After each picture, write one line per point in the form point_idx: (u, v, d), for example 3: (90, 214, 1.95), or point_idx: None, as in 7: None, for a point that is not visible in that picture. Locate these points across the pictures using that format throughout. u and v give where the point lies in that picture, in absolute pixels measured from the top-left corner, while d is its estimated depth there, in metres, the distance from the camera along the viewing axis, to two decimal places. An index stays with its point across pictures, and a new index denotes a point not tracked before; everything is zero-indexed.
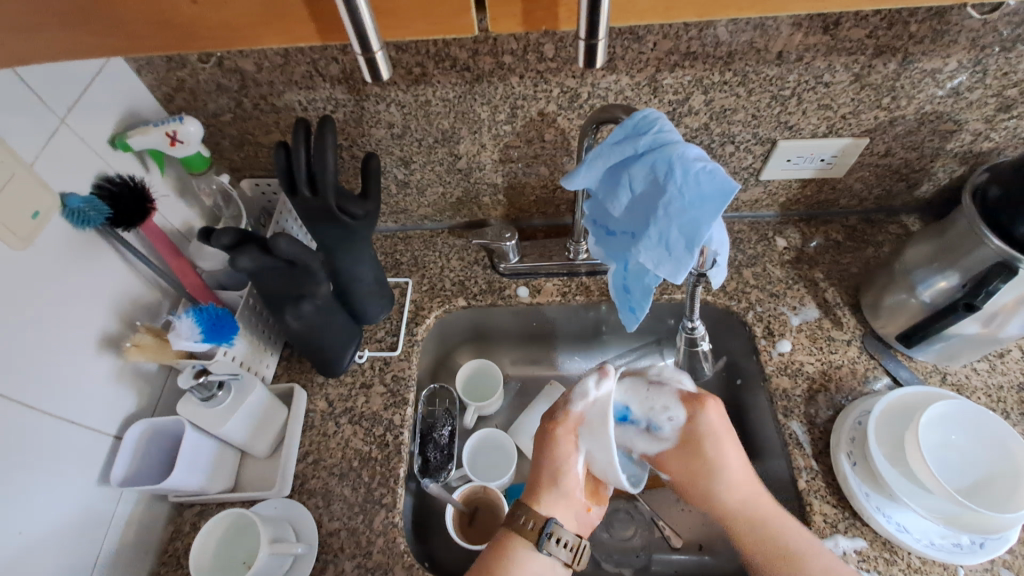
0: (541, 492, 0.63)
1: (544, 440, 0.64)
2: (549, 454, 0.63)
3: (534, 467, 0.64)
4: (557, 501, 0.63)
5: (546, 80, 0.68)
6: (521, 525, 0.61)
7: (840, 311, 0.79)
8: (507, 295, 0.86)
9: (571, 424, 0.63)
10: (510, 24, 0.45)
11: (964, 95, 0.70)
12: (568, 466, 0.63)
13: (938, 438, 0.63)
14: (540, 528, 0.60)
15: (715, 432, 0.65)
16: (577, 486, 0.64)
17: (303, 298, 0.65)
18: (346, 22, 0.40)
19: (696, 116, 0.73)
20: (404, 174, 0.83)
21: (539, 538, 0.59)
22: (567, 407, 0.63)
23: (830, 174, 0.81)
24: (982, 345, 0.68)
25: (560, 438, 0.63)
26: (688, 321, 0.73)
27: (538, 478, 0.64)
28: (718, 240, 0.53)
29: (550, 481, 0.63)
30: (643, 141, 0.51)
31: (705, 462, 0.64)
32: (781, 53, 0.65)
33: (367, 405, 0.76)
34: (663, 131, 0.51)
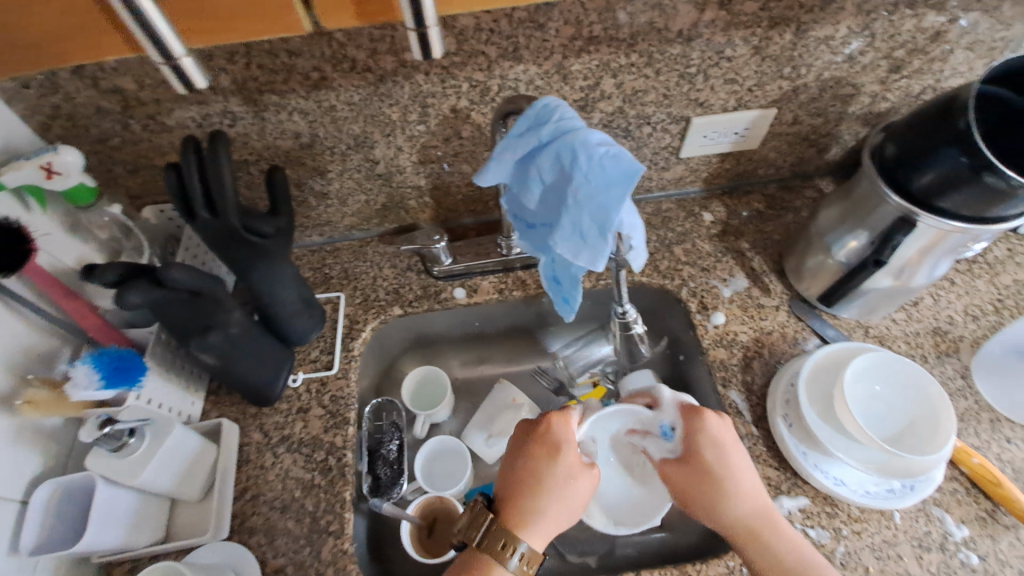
0: (523, 514, 0.60)
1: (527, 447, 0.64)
2: (522, 469, 0.63)
3: (506, 483, 0.63)
4: (534, 526, 0.59)
5: (452, 76, 0.66)
6: (492, 541, 0.58)
7: (766, 279, 0.82)
8: (443, 298, 0.84)
9: (561, 448, 0.63)
10: (342, 19, 0.49)
11: (858, 60, 0.72)
12: (547, 487, 0.61)
13: (863, 390, 0.65)
14: (512, 551, 0.57)
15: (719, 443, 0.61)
16: (561, 516, 0.61)
17: (212, 329, 0.61)
18: (136, 30, 0.40)
19: (609, 101, 0.73)
20: (322, 184, 0.80)
21: (510, 560, 0.57)
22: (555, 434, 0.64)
23: (745, 146, 0.84)
24: (897, 296, 0.71)
25: (540, 445, 0.64)
26: (619, 307, 0.72)
27: (516, 499, 0.61)
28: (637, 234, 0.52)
29: (531, 502, 0.60)
30: (545, 131, 0.49)
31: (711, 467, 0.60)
32: (681, 31, 0.65)
33: (305, 430, 0.73)
34: (564, 118, 0.49)
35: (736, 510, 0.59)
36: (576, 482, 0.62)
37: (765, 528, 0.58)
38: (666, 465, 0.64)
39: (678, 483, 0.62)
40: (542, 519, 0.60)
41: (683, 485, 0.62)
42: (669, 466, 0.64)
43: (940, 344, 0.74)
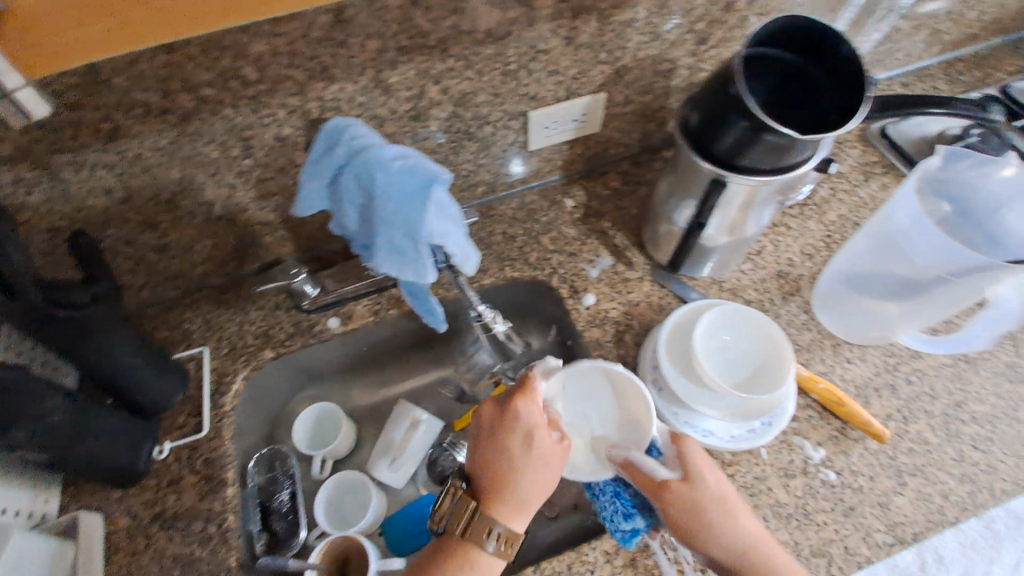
0: (497, 497, 0.58)
1: (499, 433, 0.60)
2: (492, 458, 0.60)
3: (481, 472, 0.60)
4: (509, 512, 0.58)
5: (264, 105, 0.63)
6: (468, 527, 0.57)
7: (629, 253, 0.85)
8: (318, 331, 0.82)
9: (529, 423, 0.61)
10: None
11: (666, 37, 0.76)
12: (518, 466, 0.59)
13: (716, 342, 0.70)
14: (491, 536, 0.57)
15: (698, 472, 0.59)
16: (534, 494, 0.59)
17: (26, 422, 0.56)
18: None
19: (440, 107, 0.72)
20: (157, 238, 0.74)
21: (489, 547, 0.56)
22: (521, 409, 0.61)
23: (588, 130, 0.86)
24: (739, 247, 0.78)
25: (510, 435, 0.60)
26: (473, 309, 0.67)
27: (488, 481, 0.59)
28: (458, 246, 0.51)
29: (505, 481, 0.59)
30: (337, 155, 0.48)
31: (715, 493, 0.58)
32: (488, 32, 0.65)
33: (179, 502, 0.70)
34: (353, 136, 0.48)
35: (739, 534, 0.57)
36: (551, 462, 0.59)
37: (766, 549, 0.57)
38: (670, 487, 0.58)
39: (681, 507, 0.57)
40: (519, 504, 0.58)
41: (688, 510, 0.57)
42: (677, 487, 0.58)
43: (784, 285, 0.81)
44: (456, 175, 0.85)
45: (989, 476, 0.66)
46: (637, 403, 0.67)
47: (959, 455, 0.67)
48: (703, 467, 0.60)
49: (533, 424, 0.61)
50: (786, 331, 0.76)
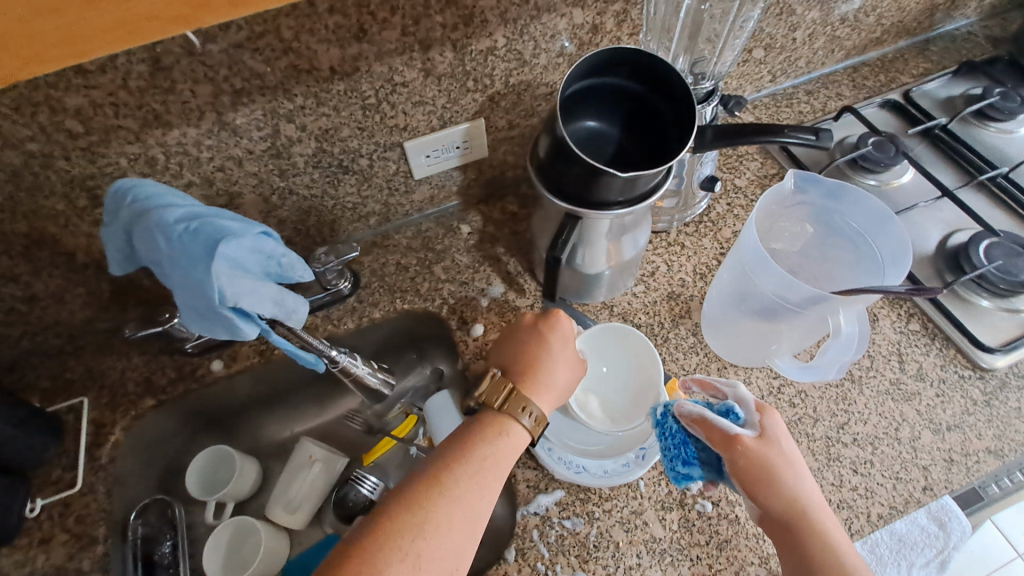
0: (533, 380, 0.62)
1: (539, 331, 0.66)
2: (533, 352, 0.64)
3: (521, 362, 0.63)
4: (544, 396, 0.61)
5: (101, 154, 0.61)
6: (509, 402, 0.59)
7: (521, 279, 0.84)
8: (200, 375, 0.81)
9: (565, 328, 0.66)
10: None
11: (535, 62, 0.75)
12: (554, 359, 0.64)
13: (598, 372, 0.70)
14: (528, 411, 0.59)
15: (778, 433, 0.58)
16: (563, 386, 0.63)
17: None
18: None
19: (303, 144, 0.71)
20: (22, 289, 0.73)
21: (528, 419, 0.59)
22: (562, 317, 0.67)
23: (475, 156, 0.85)
24: (626, 270, 0.76)
25: (548, 337, 0.65)
26: (327, 356, 0.69)
27: (526, 369, 0.62)
28: (273, 301, 0.50)
29: (541, 371, 0.62)
30: (124, 218, 0.47)
31: (789, 450, 0.57)
32: (333, 69, 0.64)
33: (47, 561, 0.68)
34: (141, 198, 0.47)
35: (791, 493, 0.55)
36: (575, 366, 0.65)
37: (817, 511, 0.55)
38: (742, 444, 0.55)
39: (751, 466, 0.55)
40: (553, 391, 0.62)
41: (755, 470, 0.55)
42: (751, 444, 0.55)
43: (674, 308, 0.79)
44: (341, 208, 0.84)
45: (866, 501, 0.64)
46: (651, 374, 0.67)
47: (839, 480, 0.66)
48: (785, 432, 0.59)
49: (568, 330, 0.66)
50: (673, 357, 0.75)
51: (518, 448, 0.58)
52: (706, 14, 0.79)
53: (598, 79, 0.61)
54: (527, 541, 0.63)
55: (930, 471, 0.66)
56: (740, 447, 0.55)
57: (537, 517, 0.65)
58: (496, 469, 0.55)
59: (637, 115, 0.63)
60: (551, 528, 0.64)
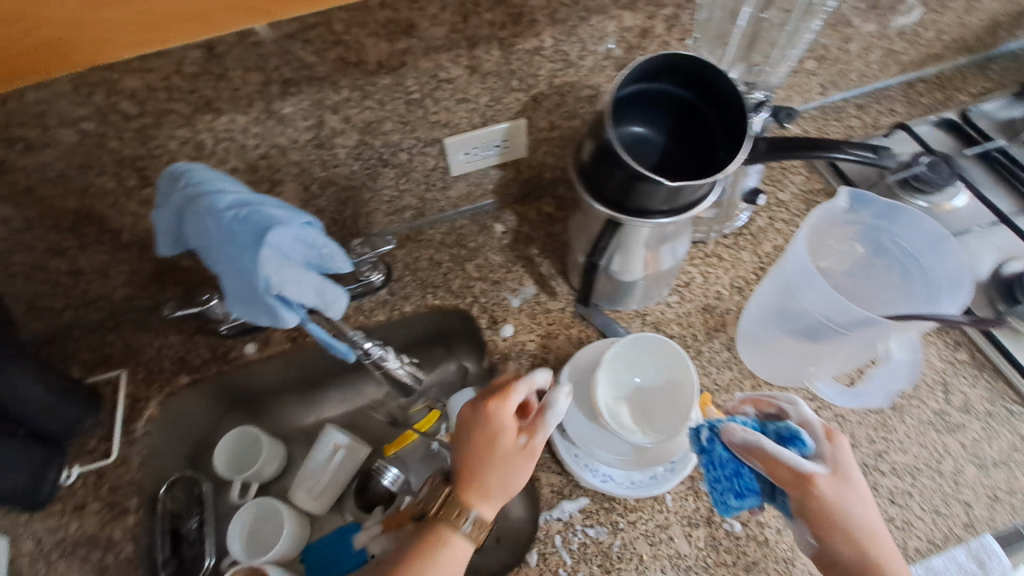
0: (467, 486, 0.59)
1: (475, 425, 0.61)
2: (473, 451, 0.60)
3: (460, 464, 0.61)
4: (484, 499, 0.59)
5: (152, 137, 0.63)
6: (446, 514, 0.59)
7: (554, 282, 0.83)
8: (233, 356, 0.82)
9: (497, 421, 0.61)
10: None
11: (581, 64, 0.74)
12: (491, 459, 0.60)
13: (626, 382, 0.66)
14: (465, 517, 0.58)
15: (848, 467, 0.55)
16: (504, 486, 0.60)
17: None
18: None
19: (346, 136, 0.72)
20: (68, 263, 0.75)
21: (467, 525, 0.58)
22: (497, 405, 0.61)
23: (514, 156, 0.85)
24: (661, 280, 0.75)
25: (482, 431, 0.61)
26: (361, 348, 0.71)
27: (465, 473, 0.60)
28: (314, 291, 0.50)
29: (477, 476, 0.59)
30: (175, 202, 0.47)
31: (862, 487, 0.54)
32: (381, 62, 0.64)
33: (80, 528, 0.70)
34: (191, 182, 0.47)
35: (868, 529, 0.53)
36: (516, 460, 0.60)
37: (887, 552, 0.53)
38: (817, 482, 0.52)
39: (827, 505, 0.52)
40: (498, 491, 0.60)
41: (831, 508, 0.52)
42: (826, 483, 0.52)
43: (709, 320, 0.77)
44: (378, 201, 0.84)
45: (904, 534, 0.62)
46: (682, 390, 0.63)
47: None
48: (857, 466, 0.55)
49: (504, 422, 0.61)
50: (706, 370, 0.73)
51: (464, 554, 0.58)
52: (766, 24, 0.76)
53: (647, 86, 0.60)
54: (549, 547, 0.63)
55: (971, 507, 0.64)
56: (817, 486, 0.52)
57: (560, 522, 0.64)
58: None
59: (683, 126, 0.62)
60: (574, 535, 0.63)
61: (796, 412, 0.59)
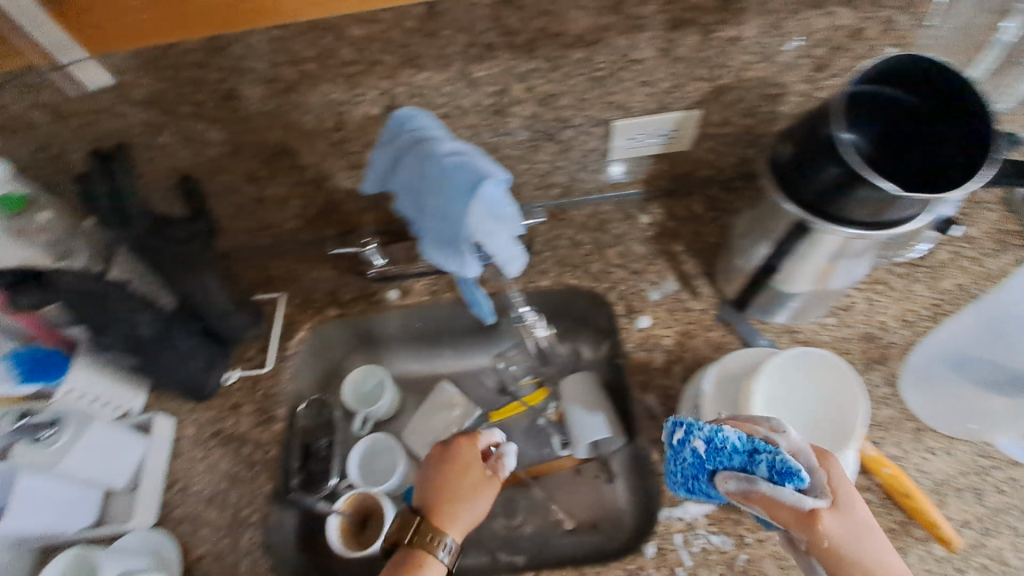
0: (442, 511, 0.68)
1: (444, 463, 0.72)
2: (440, 487, 0.70)
3: (433, 494, 0.69)
4: (456, 524, 0.67)
5: (357, 84, 0.67)
6: (423, 536, 0.66)
7: (697, 281, 0.81)
8: (377, 299, 0.88)
9: (472, 457, 0.72)
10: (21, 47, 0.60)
11: (776, 59, 0.71)
12: (464, 488, 0.69)
13: (787, 395, 0.61)
14: (439, 539, 0.66)
15: (846, 496, 0.50)
16: (474, 514, 0.69)
17: (114, 325, 0.64)
18: None
19: (523, 105, 0.73)
20: (256, 190, 0.82)
21: (441, 553, 0.65)
22: (463, 446, 0.73)
23: (676, 148, 0.82)
24: (824, 298, 0.71)
25: (450, 466, 0.71)
26: (513, 311, 0.73)
27: (440, 502, 0.69)
28: (504, 247, 0.51)
29: (453, 501, 0.69)
30: (399, 142, 0.50)
31: (862, 516, 0.49)
32: (581, 36, 0.64)
33: (235, 425, 0.78)
34: (418, 126, 0.50)
35: (879, 554, 0.48)
36: (485, 492, 0.70)
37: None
38: (821, 519, 0.48)
39: (838, 541, 0.48)
40: (466, 522, 0.68)
41: (843, 545, 0.48)
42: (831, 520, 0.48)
43: (869, 351, 0.72)
44: (532, 174, 0.85)
45: None
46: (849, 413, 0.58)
47: None
48: (853, 491, 0.51)
49: (456, 463, 0.71)
50: None
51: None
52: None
53: (877, 88, 0.56)
54: (669, 543, 0.63)
55: None
56: (821, 524, 0.48)
57: (682, 522, 0.64)
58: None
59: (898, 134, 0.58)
60: (695, 538, 0.63)
61: (786, 440, 0.53)
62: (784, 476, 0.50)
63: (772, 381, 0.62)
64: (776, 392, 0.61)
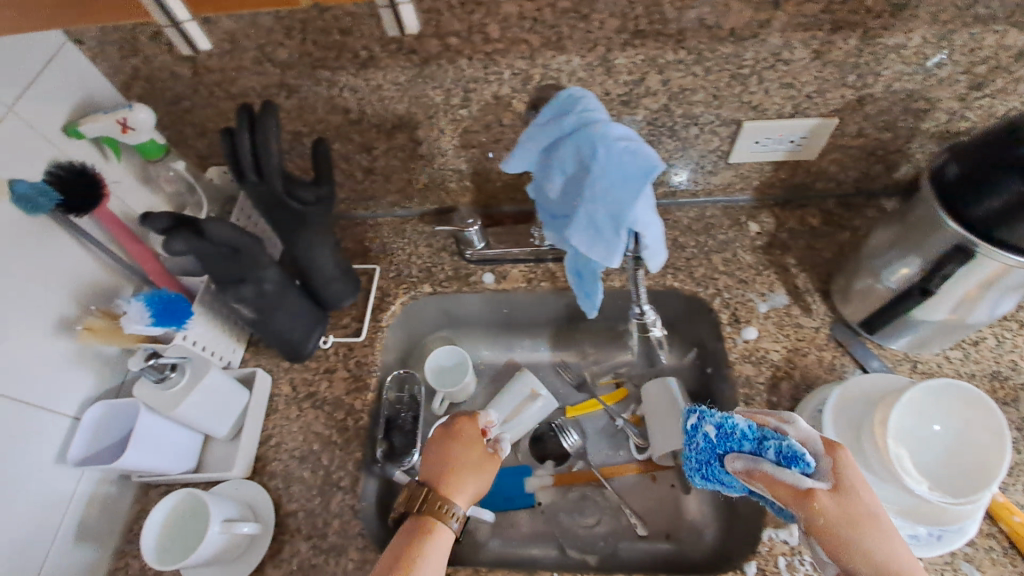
0: (446, 481, 0.64)
1: (448, 439, 0.67)
2: (445, 461, 0.65)
3: (437, 465, 0.65)
4: (462, 495, 0.63)
5: (495, 62, 0.66)
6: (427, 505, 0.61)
7: (809, 298, 0.77)
8: (472, 281, 0.87)
9: (474, 429, 0.68)
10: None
11: (932, 72, 0.66)
12: (470, 459, 0.66)
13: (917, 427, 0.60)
14: (447, 509, 0.61)
15: (852, 484, 0.50)
16: (478, 484, 0.65)
17: (246, 282, 0.67)
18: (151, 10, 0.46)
19: (654, 97, 0.70)
20: (367, 160, 0.82)
21: (453, 523, 0.60)
22: (467, 419, 0.69)
23: (802, 156, 0.78)
24: (953, 330, 0.66)
25: (455, 437, 0.67)
26: (637, 309, 0.69)
27: (442, 471, 0.65)
28: (654, 240, 0.51)
29: (456, 472, 0.64)
30: (567, 122, 0.50)
31: (866, 503, 0.49)
32: (734, 30, 0.62)
33: (329, 389, 0.79)
34: (587, 109, 0.50)
35: (886, 544, 0.47)
36: (487, 464, 0.66)
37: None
38: (819, 499, 0.48)
39: (833, 522, 0.48)
40: (470, 495, 0.64)
41: (840, 527, 0.47)
42: (828, 500, 0.48)
43: (998, 390, 0.68)
44: None
45: None
46: (991, 459, 0.55)
47: None
48: (863, 482, 0.50)
49: (465, 433, 0.68)
50: None
51: (451, 548, 0.60)
52: None
53: None
54: (772, 565, 0.62)
55: None
56: (818, 503, 0.48)
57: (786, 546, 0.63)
58: (432, 564, 0.58)
59: None
60: (799, 563, 0.62)
61: (795, 428, 0.53)
62: (790, 459, 0.51)
63: (906, 412, 0.59)
64: (905, 423, 0.59)
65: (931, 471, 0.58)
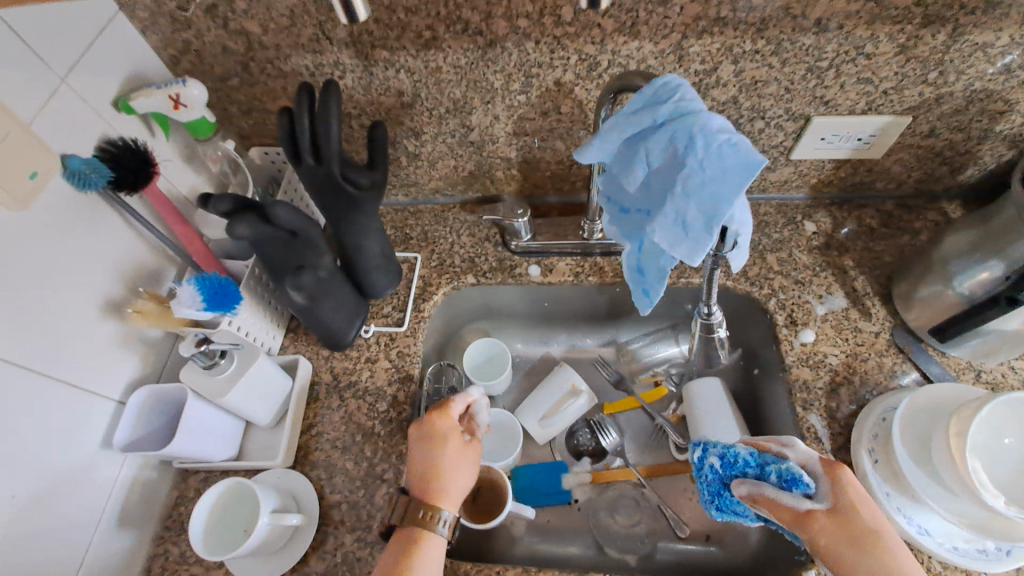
0: (430, 487, 0.61)
1: (426, 443, 0.63)
2: (427, 464, 0.62)
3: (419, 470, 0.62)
4: (447, 499, 0.61)
5: (562, 47, 0.64)
6: (416, 516, 0.59)
7: (868, 301, 0.75)
8: (518, 273, 0.85)
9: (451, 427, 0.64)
10: None
11: (1016, 73, 0.64)
12: (449, 461, 0.62)
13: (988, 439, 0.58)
14: (433, 516, 0.59)
15: (854, 504, 0.53)
16: (461, 484, 0.62)
17: (304, 269, 0.65)
18: None
19: (724, 88, 0.67)
20: (415, 145, 0.80)
21: (441, 529, 0.58)
22: (440, 418, 0.64)
23: (867, 155, 0.76)
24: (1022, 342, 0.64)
25: (432, 437, 0.63)
26: (704, 307, 0.71)
27: (423, 477, 0.61)
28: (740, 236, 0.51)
29: (438, 476, 0.61)
30: (662, 110, 0.50)
31: (867, 522, 0.52)
32: (819, 20, 0.59)
33: (371, 379, 0.77)
34: (684, 99, 0.50)
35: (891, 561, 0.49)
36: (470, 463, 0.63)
37: None
38: (816, 519, 0.52)
39: (833, 541, 0.51)
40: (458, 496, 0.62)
41: (839, 545, 0.51)
42: (825, 519, 0.52)
43: None
44: None
45: None
46: None
47: None
48: (868, 501, 0.53)
49: (442, 433, 0.63)
50: None
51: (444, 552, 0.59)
52: None
53: None
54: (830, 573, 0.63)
55: None
56: (815, 522, 0.52)
57: None
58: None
59: None
60: None
61: (795, 452, 0.58)
62: (790, 481, 0.55)
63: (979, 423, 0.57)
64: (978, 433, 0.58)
65: (1002, 485, 0.56)
